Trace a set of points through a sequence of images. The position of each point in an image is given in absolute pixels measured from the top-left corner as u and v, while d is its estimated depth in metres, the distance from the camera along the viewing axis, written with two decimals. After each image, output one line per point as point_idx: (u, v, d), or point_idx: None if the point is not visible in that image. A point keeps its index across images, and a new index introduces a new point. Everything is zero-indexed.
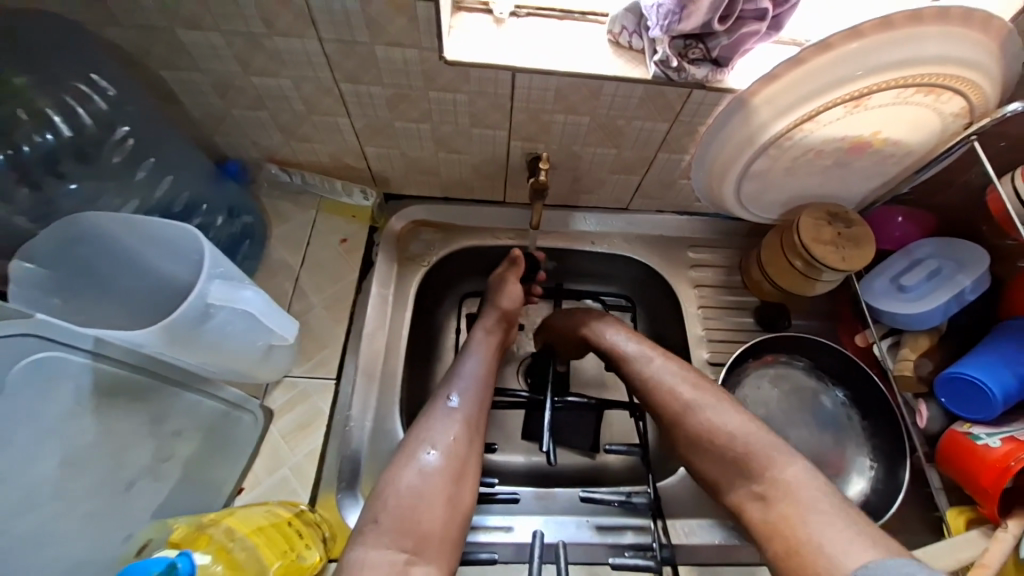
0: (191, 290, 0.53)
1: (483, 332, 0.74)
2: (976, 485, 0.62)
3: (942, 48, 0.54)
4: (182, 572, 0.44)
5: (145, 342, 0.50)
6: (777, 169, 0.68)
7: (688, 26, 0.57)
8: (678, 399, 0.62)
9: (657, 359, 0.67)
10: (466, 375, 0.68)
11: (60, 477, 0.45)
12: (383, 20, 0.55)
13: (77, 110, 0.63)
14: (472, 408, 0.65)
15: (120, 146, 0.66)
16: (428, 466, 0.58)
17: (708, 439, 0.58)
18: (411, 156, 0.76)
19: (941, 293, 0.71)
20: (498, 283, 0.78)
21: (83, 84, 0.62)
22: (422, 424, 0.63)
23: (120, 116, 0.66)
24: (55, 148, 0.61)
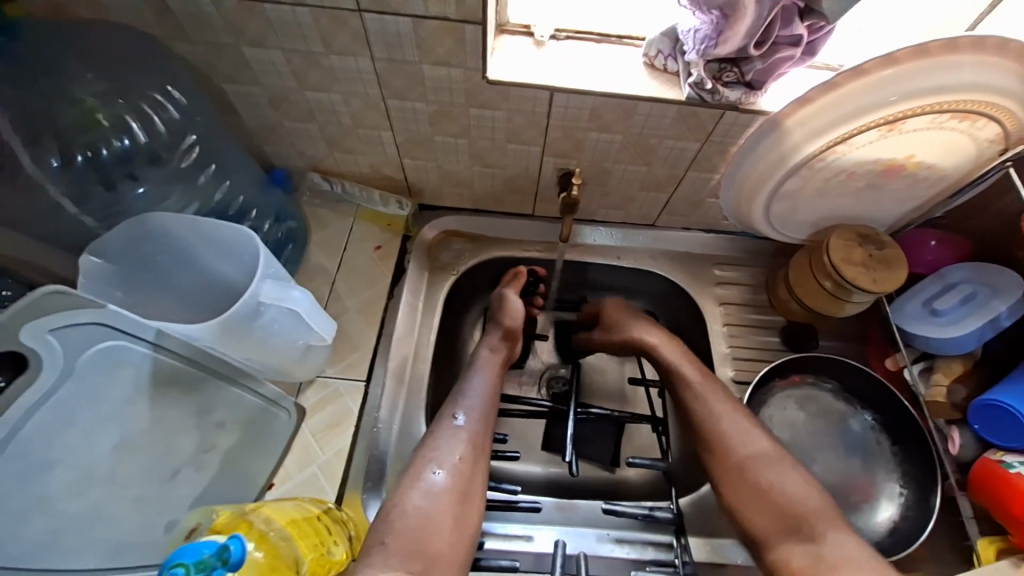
0: (246, 290, 0.56)
1: (487, 351, 0.75)
2: (1007, 514, 0.61)
3: (977, 76, 0.55)
4: (234, 556, 0.45)
5: (198, 336, 0.55)
6: (808, 190, 0.69)
7: (724, 51, 0.59)
8: (738, 448, 0.64)
9: (728, 411, 0.67)
10: (471, 393, 0.70)
11: (111, 459, 0.47)
12: (432, 42, 0.59)
13: (154, 118, 0.69)
14: (477, 426, 0.66)
15: (187, 153, 0.72)
16: (434, 485, 0.60)
17: (762, 490, 0.61)
18: (447, 168, 0.79)
19: (974, 318, 0.70)
20: (500, 300, 0.78)
21: (158, 93, 0.67)
22: (431, 442, 0.64)
23: (189, 125, 0.71)
24: (131, 152, 0.68)
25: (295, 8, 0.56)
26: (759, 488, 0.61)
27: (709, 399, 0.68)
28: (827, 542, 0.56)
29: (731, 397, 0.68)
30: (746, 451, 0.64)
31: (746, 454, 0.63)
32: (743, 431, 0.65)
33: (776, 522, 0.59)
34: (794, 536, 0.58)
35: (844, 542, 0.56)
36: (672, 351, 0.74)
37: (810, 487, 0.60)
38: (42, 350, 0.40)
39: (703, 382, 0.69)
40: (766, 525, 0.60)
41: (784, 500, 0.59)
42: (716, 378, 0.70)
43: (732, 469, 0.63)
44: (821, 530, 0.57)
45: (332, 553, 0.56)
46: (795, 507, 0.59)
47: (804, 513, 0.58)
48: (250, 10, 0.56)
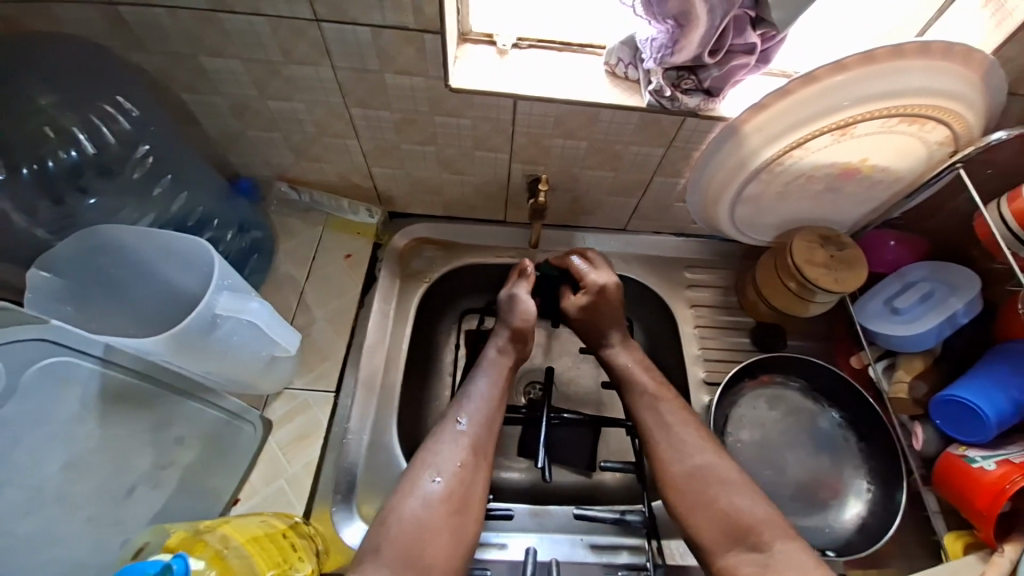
0: (200, 302, 0.54)
1: (495, 351, 0.76)
2: (972, 507, 0.62)
3: (923, 81, 0.57)
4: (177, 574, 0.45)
5: (153, 351, 0.53)
6: (769, 194, 0.71)
7: (680, 59, 0.60)
8: (689, 461, 0.66)
9: (678, 424, 0.69)
10: (475, 396, 0.70)
11: (63, 478, 0.46)
12: (393, 50, 0.59)
13: (102, 129, 0.67)
14: (480, 432, 0.67)
15: (140, 163, 0.70)
16: (431, 492, 0.61)
17: (712, 503, 0.63)
18: (416, 176, 0.79)
19: (933, 315, 0.72)
20: (509, 301, 0.78)
21: (110, 105, 0.66)
22: (432, 446, 0.65)
23: (143, 135, 0.70)
24: (80, 163, 0.66)
25: (253, 17, 0.56)
26: (708, 501, 0.63)
27: (663, 409, 0.71)
28: (773, 552, 0.57)
29: (682, 408, 0.71)
30: (695, 463, 0.66)
31: (694, 467, 0.66)
32: (696, 444, 0.67)
33: (725, 535, 0.61)
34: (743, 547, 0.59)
35: (789, 551, 0.57)
36: (628, 359, 0.77)
37: (757, 500, 0.62)
38: None
39: (653, 391, 0.73)
40: (715, 538, 0.61)
41: (731, 513, 0.61)
42: (671, 390, 0.73)
43: (683, 483, 0.65)
44: (768, 541, 0.58)
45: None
46: (741, 520, 0.60)
47: (752, 525, 0.60)
48: (206, 20, 0.56)
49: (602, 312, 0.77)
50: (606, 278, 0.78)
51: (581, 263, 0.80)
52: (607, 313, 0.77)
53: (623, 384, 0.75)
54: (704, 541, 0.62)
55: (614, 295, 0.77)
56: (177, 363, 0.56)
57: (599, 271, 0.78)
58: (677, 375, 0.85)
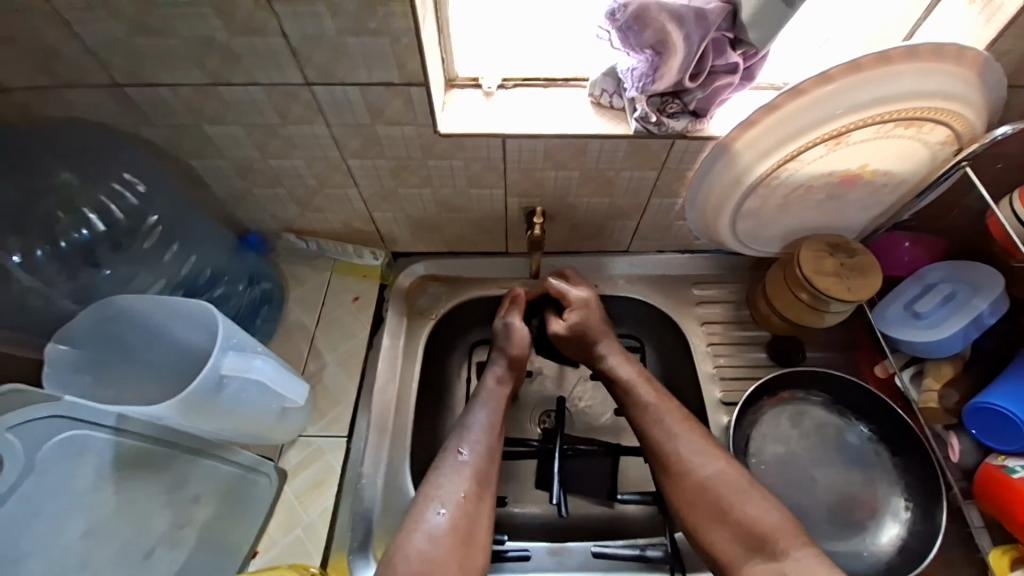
0: (206, 364, 0.56)
1: (493, 382, 0.75)
2: (1013, 522, 0.58)
3: (914, 83, 0.55)
4: None
5: (165, 416, 0.54)
6: (769, 207, 0.70)
7: (662, 86, 0.61)
8: (698, 471, 0.65)
9: (685, 431, 0.67)
10: (475, 426, 0.70)
11: (83, 547, 0.48)
12: (381, 103, 0.61)
13: (112, 207, 0.73)
14: (482, 462, 0.67)
15: (150, 232, 0.75)
16: (437, 526, 0.61)
17: (728, 513, 0.62)
18: (415, 217, 0.81)
19: (957, 319, 0.69)
20: (506, 330, 0.78)
21: (117, 183, 0.72)
22: (435, 478, 0.65)
23: (149, 207, 0.75)
24: (92, 241, 0.71)
25: (248, 87, 0.59)
26: (725, 511, 0.62)
27: (667, 418, 0.69)
28: (790, 562, 0.57)
29: (686, 415, 0.69)
30: (707, 473, 0.64)
31: (704, 479, 0.64)
32: (706, 455, 0.66)
33: (744, 543, 0.60)
34: (756, 557, 0.59)
35: (806, 560, 0.57)
36: (627, 369, 0.75)
37: (769, 508, 0.61)
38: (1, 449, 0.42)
39: (658, 403, 0.71)
40: (732, 550, 0.61)
41: (745, 521, 0.61)
42: (673, 400, 0.71)
43: (696, 495, 0.64)
44: (784, 550, 0.58)
45: None
46: (757, 528, 0.60)
47: (768, 535, 0.59)
48: (206, 93, 0.60)
49: (589, 325, 0.77)
50: (585, 292, 0.80)
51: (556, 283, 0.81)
52: (593, 327, 0.77)
53: (625, 398, 0.73)
54: (721, 554, 0.61)
55: (596, 308, 0.79)
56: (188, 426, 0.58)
57: (576, 286, 0.81)
58: (693, 395, 0.83)
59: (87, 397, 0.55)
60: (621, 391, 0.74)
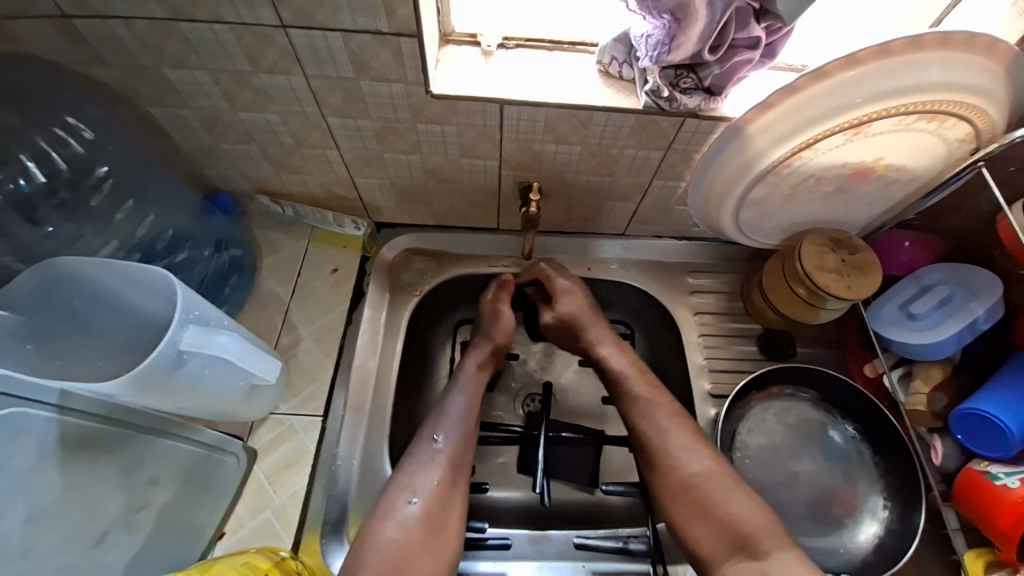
0: (163, 337, 0.51)
1: (473, 366, 0.72)
2: (993, 527, 0.59)
3: (943, 74, 0.51)
4: None
5: (116, 393, 0.48)
6: (776, 197, 0.66)
7: (678, 57, 0.56)
8: (686, 468, 0.63)
9: (672, 430, 0.66)
10: (451, 412, 0.67)
11: (24, 535, 0.43)
12: (367, 55, 0.55)
13: (53, 156, 0.64)
14: (458, 446, 0.64)
15: (98, 187, 0.68)
16: (409, 516, 0.58)
17: (710, 510, 0.60)
18: (402, 186, 0.75)
19: (953, 322, 0.67)
20: (492, 314, 0.75)
21: (60, 128, 0.64)
22: (407, 467, 0.62)
23: (100, 158, 0.67)
24: (30, 194, 0.62)
25: (213, 25, 0.52)
26: (709, 509, 0.60)
27: (655, 413, 0.67)
28: (772, 560, 0.55)
29: (678, 412, 0.67)
30: (693, 471, 0.63)
31: (692, 473, 0.63)
32: (692, 451, 0.64)
33: (726, 543, 0.59)
34: (739, 556, 0.57)
35: (788, 560, 0.55)
36: (621, 362, 0.73)
37: (755, 505, 0.60)
38: None
39: (647, 396, 0.69)
40: (715, 549, 0.59)
41: (729, 521, 0.59)
42: (665, 394, 0.69)
43: (681, 491, 0.62)
44: (767, 549, 0.56)
45: None
46: (741, 528, 0.58)
47: (751, 534, 0.58)
48: (163, 29, 0.52)
49: (577, 314, 0.75)
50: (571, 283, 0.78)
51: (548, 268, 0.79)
52: (580, 314, 0.75)
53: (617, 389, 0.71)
54: (704, 553, 0.60)
55: (580, 296, 0.77)
56: (147, 405, 0.54)
57: (562, 277, 0.78)
58: (681, 386, 0.82)
59: (31, 369, 0.49)
60: (613, 386, 0.72)
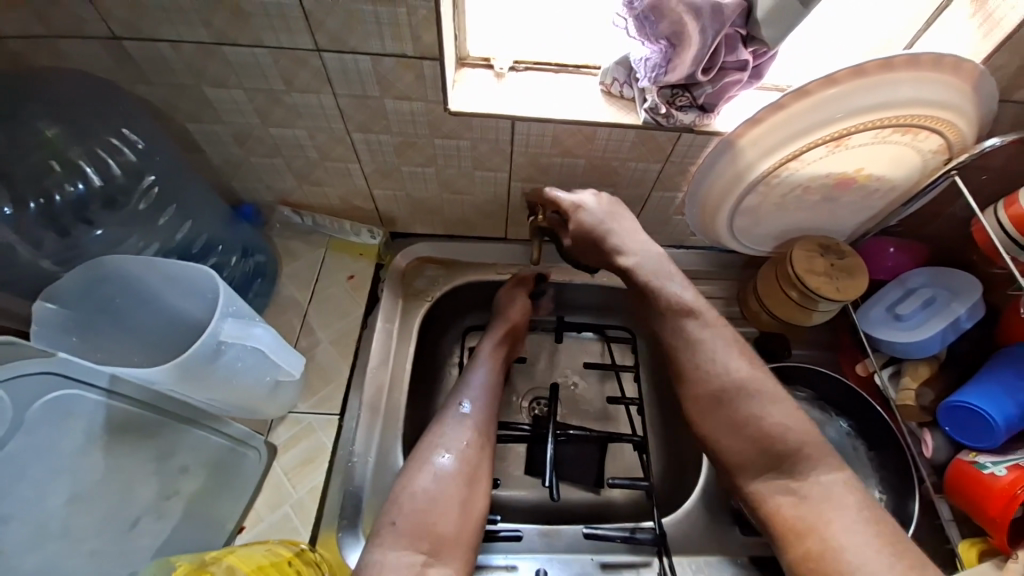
0: (204, 329, 0.54)
1: (491, 344, 0.76)
2: (985, 513, 0.61)
3: (913, 91, 0.57)
4: None
5: (157, 380, 0.51)
6: (767, 206, 0.71)
7: (674, 77, 0.61)
8: (721, 377, 0.63)
9: (707, 344, 0.65)
10: (476, 383, 0.71)
11: (67, 512, 0.46)
12: (392, 76, 0.60)
13: (108, 161, 0.67)
14: (483, 415, 0.68)
15: (146, 193, 0.70)
16: (443, 471, 0.61)
17: (743, 424, 0.61)
18: (416, 197, 0.80)
19: (936, 321, 0.72)
20: (507, 298, 0.81)
21: (114, 137, 0.66)
22: (436, 430, 0.65)
23: (148, 166, 0.69)
24: (86, 196, 0.66)
25: (254, 49, 0.57)
26: (743, 422, 0.61)
27: (689, 328, 0.66)
28: (807, 479, 0.58)
29: (716, 320, 0.66)
30: (733, 377, 0.63)
31: (725, 383, 0.63)
32: (727, 357, 0.64)
33: (758, 454, 0.60)
34: (772, 472, 0.60)
35: (826, 480, 0.57)
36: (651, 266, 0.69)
37: (792, 417, 0.60)
38: None
39: (679, 298, 0.67)
40: (746, 460, 0.61)
41: (766, 432, 0.60)
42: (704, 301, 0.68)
43: (716, 399, 0.63)
44: (802, 466, 0.58)
45: None
46: (776, 439, 0.59)
47: (794, 445, 0.59)
48: (208, 52, 0.57)
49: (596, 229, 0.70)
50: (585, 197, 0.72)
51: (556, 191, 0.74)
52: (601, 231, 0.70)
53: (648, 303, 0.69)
54: (735, 464, 0.62)
55: (594, 212, 0.71)
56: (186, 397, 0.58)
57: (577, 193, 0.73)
58: None
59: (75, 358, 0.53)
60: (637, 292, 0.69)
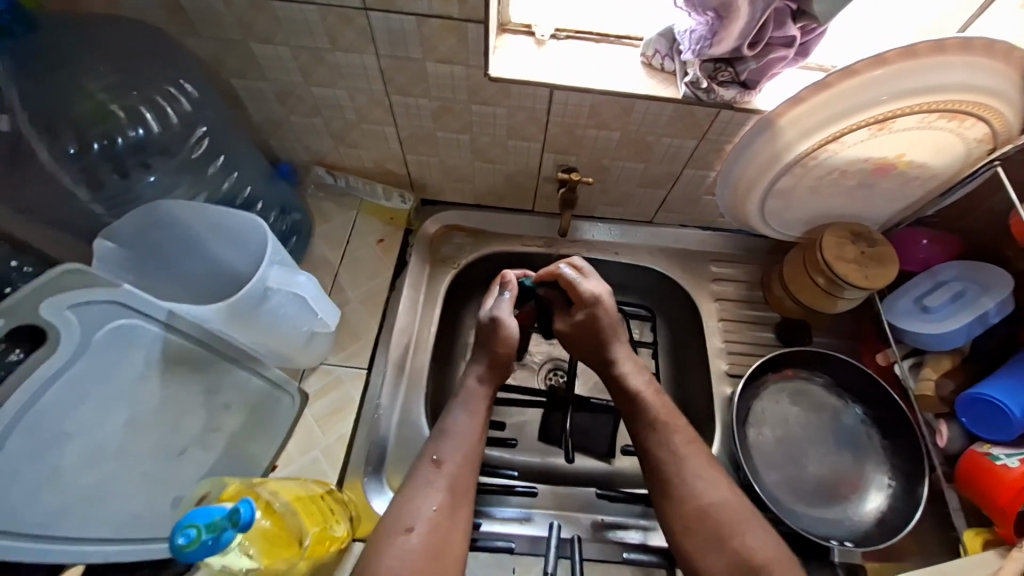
0: (253, 275, 0.56)
1: (473, 382, 0.71)
2: (993, 504, 0.62)
3: (965, 76, 0.56)
4: (244, 517, 0.44)
5: (209, 318, 0.54)
6: (801, 188, 0.71)
7: (719, 51, 0.61)
8: (699, 498, 0.64)
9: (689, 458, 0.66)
10: (453, 434, 0.66)
11: (124, 435, 0.48)
12: (435, 39, 0.61)
13: (167, 109, 0.69)
14: (459, 468, 0.64)
15: (198, 144, 0.73)
16: (408, 545, 0.57)
17: (722, 541, 0.61)
18: (449, 164, 0.81)
19: (964, 314, 0.71)
20: (493, 323, 0.71)
21: (171, 87, 0.68)
22: (409, 490, 0.62)
23: (200, 117, 0.71)
24: (145, 141, 0.69)
25: (303, 6, 0.58)
26: (723, 539, 0.61)
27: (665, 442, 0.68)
28: None
29: (694, 437, 0.68)
30: (710, 500, 0.64)
31: (704, 503, 0.64)
32: (709, 478, 0.65)
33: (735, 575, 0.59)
34: None
35: None
36: (638, 378, 0.72)
37: (768, 537, 0.61)
38: (60, 327, 0.40)
39: (664, 415, 0.69)
40: None
41: (742, 551, 0.60)
42: (680, 417, 0.70)
43: (695, 522, 0.63)
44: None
45: (335, 530, 0.58)
46: (752, 557, 0.60)
47: (763, 565, 0.59)
48: (258, 7, 0.58)
49: (599, 327, 0.71)
50: (599, 288, 0.72)
51: (568, 270, 0.73)
52: (606, 326, 0.72)
53: (634, 408, 0.71)
54: None
55: (609, 307, 0.72)
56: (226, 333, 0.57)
57: (591, 280, 0.73)
58: (698, 367, 0.86)
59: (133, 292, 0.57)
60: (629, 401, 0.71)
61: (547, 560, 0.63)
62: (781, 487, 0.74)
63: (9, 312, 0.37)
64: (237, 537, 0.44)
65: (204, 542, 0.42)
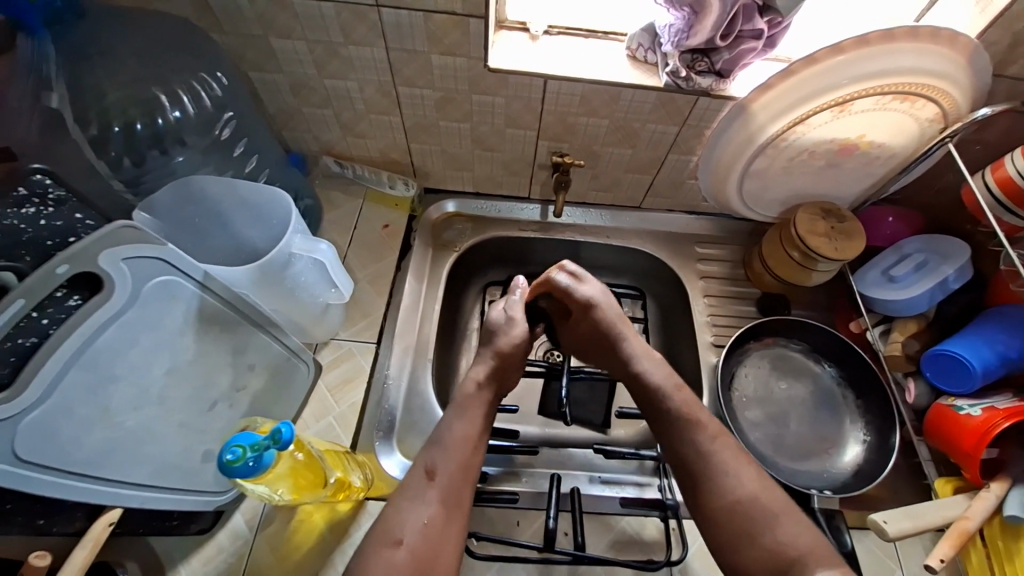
0: (280, 241, 0.66)
1: (473, 386, 0.68)
2: (960, 450, 0.67)
3: (915, 60, 0.62)
4: (285, 438, 0.52)
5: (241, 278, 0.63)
6: (775, 168, 0.77)
7: (695, 42, 0.68)
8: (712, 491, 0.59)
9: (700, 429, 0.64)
10: (449, 442, 0.62)
11: (165, 383, 0.53)
12: (440, 33, 0.67)
13: (202, 94, 0.73)
14: (450, 480, 0.59)
15: (224, 124, 0.77)
16: (396, 559, 0.53)
17: (735, 542, 0.57)
18: (451, 152, 0.87)
19: (927, 281, 0.78)
20: (508, 321, 0.73)
21: (204, 75, 0.73)
22: (409, 494, 0.57)
23: (229, 103, 0.77)
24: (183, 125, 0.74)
25: (321, 3, 0.64)
26: (739, 528, 0.57)
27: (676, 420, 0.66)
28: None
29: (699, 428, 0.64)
30: (737, 497, 0.58)
31: (718, 505, 0.59)
32: (733, 466, 0.60)
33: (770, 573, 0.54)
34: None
35: None
36: (654, 368, 0.70)
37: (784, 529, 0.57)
38: (114, 275, 0.45)
39: (670, 389, 0.67)
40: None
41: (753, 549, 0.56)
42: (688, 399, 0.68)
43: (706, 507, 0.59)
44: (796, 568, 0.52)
45: (353, 479, 0.65)
46: (771, 554, 0.55)
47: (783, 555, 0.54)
48: (279, 4, 0.64)
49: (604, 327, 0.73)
50: (595, 291, 0.74)
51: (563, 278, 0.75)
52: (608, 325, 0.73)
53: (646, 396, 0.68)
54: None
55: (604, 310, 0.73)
56: (257, 288, 0.66)
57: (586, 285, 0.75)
58: (687, 339, 0.92)
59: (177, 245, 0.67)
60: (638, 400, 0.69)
61: (549, 511, 0.68)
62: (764, 443, 0.80)
63: (74, 258, 0.42)
64: (278, 453, 0.51)
65: (247, 461, 0.49)
